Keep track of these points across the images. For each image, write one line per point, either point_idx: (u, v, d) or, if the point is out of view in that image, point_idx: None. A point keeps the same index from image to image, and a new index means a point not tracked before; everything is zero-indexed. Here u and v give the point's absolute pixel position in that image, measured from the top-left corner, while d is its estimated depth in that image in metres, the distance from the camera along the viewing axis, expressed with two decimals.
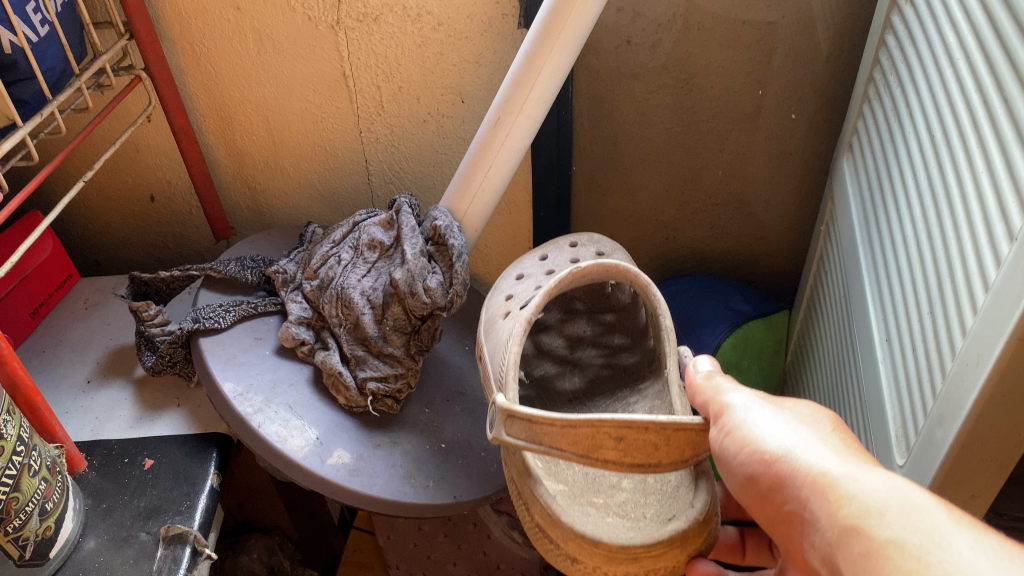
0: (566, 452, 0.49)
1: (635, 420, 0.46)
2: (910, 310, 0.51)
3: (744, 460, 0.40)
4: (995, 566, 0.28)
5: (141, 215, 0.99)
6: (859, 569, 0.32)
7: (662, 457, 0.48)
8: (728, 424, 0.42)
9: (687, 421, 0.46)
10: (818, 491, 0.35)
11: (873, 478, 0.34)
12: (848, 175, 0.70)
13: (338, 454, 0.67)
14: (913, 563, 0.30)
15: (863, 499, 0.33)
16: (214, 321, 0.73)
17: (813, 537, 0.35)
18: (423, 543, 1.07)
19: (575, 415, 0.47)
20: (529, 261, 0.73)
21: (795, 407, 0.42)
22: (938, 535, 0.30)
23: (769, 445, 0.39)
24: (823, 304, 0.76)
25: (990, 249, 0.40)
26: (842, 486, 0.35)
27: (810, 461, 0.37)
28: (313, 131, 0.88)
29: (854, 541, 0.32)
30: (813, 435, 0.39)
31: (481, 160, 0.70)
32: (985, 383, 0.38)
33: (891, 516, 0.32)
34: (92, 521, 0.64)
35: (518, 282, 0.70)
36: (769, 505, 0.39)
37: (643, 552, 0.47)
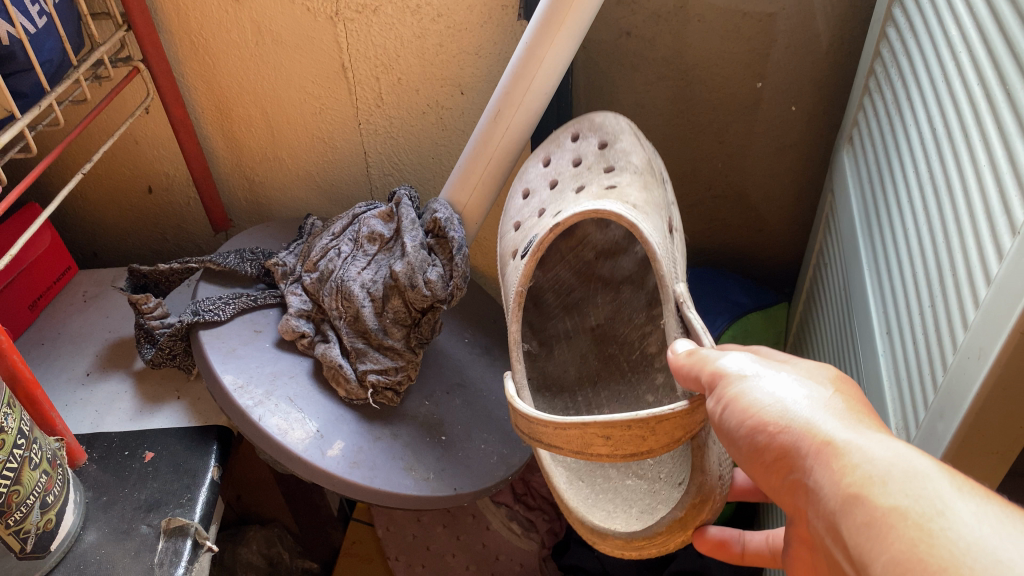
0: (563, 449, 0.50)
1: (615, 420, 0.46)
2: (911, 302, 0.51)
3: (748, 431, 0.39)
4: (1002, 534, 0.28)
5: (139, 206, 0.98)
6: (863, 540, 0.31)
7: (652, 444, 0.47)
8: (729, 393, 0.41)
9: (666, 411, 0.46)
10: (823, 459, 0.35)
11: (876, 444, 0.33)
12: (849, 167, 0.70)
13: (338, 447, 0.67)
14: (917, 532, 0.29)
15: (867, 467, 0.32)
16: (214, 313, 0.73)
17: (818, 508, 0.34)
18: (422, 534, 1.08)
19: (561, 418, 0.48)
20: (533, 169, 0.71)
21: (794, 369, 0.41)
22: (939, 501, 0.30)
23: (774, 413, 0.38)
24: (823, 297, 0.76)
25: (992, 242, 0.40)
26: (847, 454, 0.34)
27: (814, 428, 0.36)
28: (312, 123, 0.88)
29: (858, 509, 0.32)
30: (816, 399, 0.38)
31: (483, 151, 0.70)
32: (987, 375, 0.38)
33: (894, 485, 0.31)
34: (93, 513, 0.65)
35: (525, 201, 0.69)
36: (775, 475, 0.38)
37: (644, 541, 0.49)
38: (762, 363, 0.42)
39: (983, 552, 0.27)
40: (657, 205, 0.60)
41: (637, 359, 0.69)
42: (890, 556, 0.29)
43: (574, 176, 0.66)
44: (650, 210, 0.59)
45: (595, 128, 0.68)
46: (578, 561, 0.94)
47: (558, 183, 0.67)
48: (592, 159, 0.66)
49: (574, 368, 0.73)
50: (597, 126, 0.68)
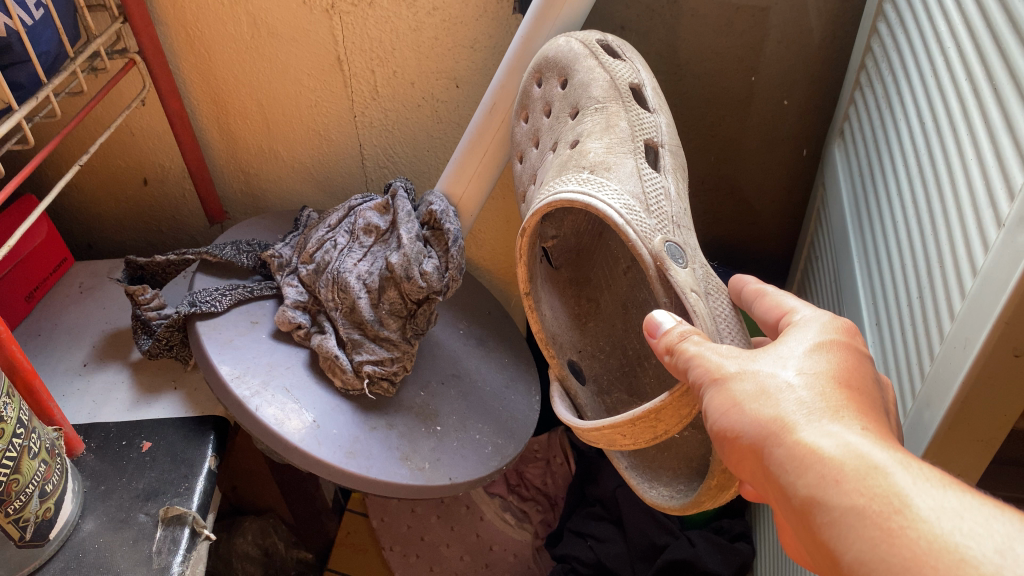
0: (603, 445, 0.54)
1: (621, 421, 0.49)
2: (900, 294, 0.52)
3: (716, 427, 0.40)
4: (959, 530, 0.29)
5: (134, 198, 0.99)
6: (827, 537, 0.32)
7: (667, 429, 0.48)
8: (697, 385, 0.42)
9: (659, 401, 0.46)
10: (781, 461, 0.36)
11: (830, 443, 0.34)
12: (839, 161, 0.71)
13: (333, 436, 0.68)
14: (880, 531, 0.30)
15: (823, 470, 0.33)
16: (210, 304, 0.73)
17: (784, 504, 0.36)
18: (417, 526, 1.10)
19: (584, 425, 0.53)
20: (517, 125, 0.67)
21: (766, 351, 0.41)
22: (896, 498, 0.31)
23: (729, 409, 0.39)
24: (813, 289, 0.77)
25: (978, 234, 0.41)
26: (803, 456, 0.35)
27: (770, 428, 0.37)
28: (307, 115, 0.88)
29: (817, 513, 0.33)
30: (774, 387, 0.38)
31: (479, 143, 0.71)
32: (973, 365, 0.39)
33: (849, 484, 0.32)
34: (90, 503, 0.65)
35: (523, 165, 0.66)
36: (746, 467, 0.39)
37: (698, 506, 0.51)
38: (726, 347, 0.42)
39: (945, 551, 0.28)
40: (626, 148, 0.55)
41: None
42: (854, 555, 0.31)
43: (551, 129, 0.62)
44: (615, 162, 0.54)
45: (550, 64, 0.62)
46: (571, 550, 0.95)
47: (540, 139, 0.64)
48: (559, 104, 0.62)
49: (618, 321, 0.71)
50: (551, 63, 0.62)
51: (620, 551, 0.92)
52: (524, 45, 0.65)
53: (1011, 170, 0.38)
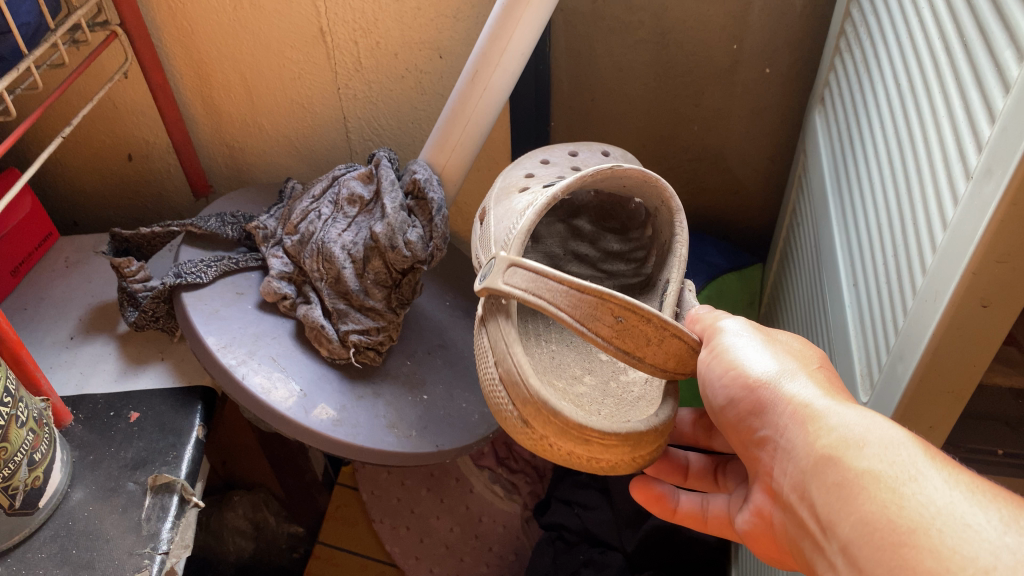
0: (562, 312, 0.49)
1: (642, 309, 0.48)
2: (876, 254, 0.53)
3: (738, 387, 0.46)
4: (966, 501, 0.32)
5: (120, 173, 0.99)
6: (839, 493, 0.36)
7: (646, 354, 0.50)
8: (722, 358, 0.48)
9: (683, 330, 0.50)
10: (801, 421, 0.41)
11: (849, 408, 0.40)
12: (819, 127, 0.71)
13: (322, 406, 0.69)
14: (890, 495, 0.34)
15: (842, 431, 0.38)
16: (195, 276, 0.73)
17: (794, 464, 0.40)
18: (406, 498, 1.12)
19: (589, 283, 0.49)
20: (558, 152, 0.74)
21: (785, 346, 0.47)
22: (912, 467, 0.34)
23: (754, 372, 0.45)
24: (795, 256, 0.77)
25: (949, 189, 0.41)
26: (824, 419, 0.40)
27: (792, 392, 0.43)
28: (291, 88, 0.88)
29: (832, 470, 0.37)
30: (799, 367, 0.45)
31: (460, 111, 0.70)
32: (942, 316, 0.40)
33: (871, 448, 0.36)
34: (79, 472, 0.66)
35: (542, 164, 0.72)
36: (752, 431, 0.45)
37: (598, 436, 0.48)
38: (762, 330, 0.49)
39: (952, 516, 0.32)
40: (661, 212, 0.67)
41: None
42: (862, 515, 0.34)
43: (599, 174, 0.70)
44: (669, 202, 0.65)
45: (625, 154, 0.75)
46: (559, 519, 0.96)
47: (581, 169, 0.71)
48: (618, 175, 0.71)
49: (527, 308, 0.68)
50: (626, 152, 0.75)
51: (606, 518, 0.92)
52: (506, 10, 0.64)
53: (980, 124, 0.39)
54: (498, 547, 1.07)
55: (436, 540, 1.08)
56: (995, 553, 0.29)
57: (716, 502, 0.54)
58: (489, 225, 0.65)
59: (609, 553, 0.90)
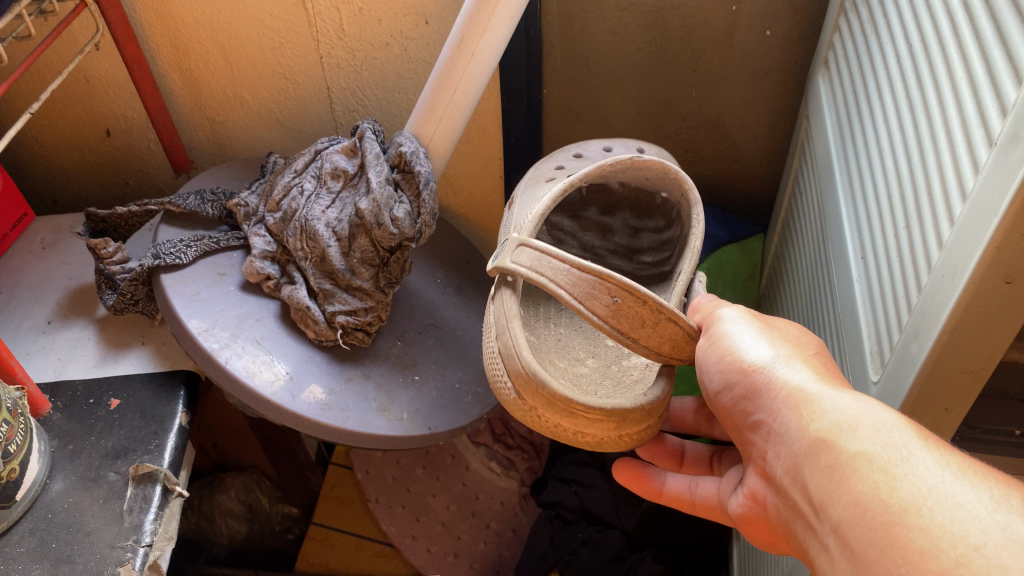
0: (562, 289, 0.49)
1: (637, 290, 0.48)
2: (886, 226, 0.50)
3: (730, 372, 0.44)
4: (957, 481, 0.31)
5: (98, 149, 0.95)
6: (829, 477, 0.35)
7: (641, 336, 0.49)
8: (719, 345, 0.46)
9: (679, 316, 0.49)
10: (792, 404, 0.39)
11: (843, 393, 0.38)
12: (823, 92, 0.68)
13: (311, 389, 0.66)
14: (881, 476, 0.33)
15: (836, 415, 0.37)
16: (175, 256, 0.70)
17: (785, 446, 0.39)
18: (402, 476, 1.09)
19: (590, 263, 0.49)
20: (595, 147, 0.73)
21: (783, 332, 0.46)
22: (904, 449, 0.33)
23: (749, 356, 0.44)
24: (798, 227, 0.74)
25: (969, 157, 0.38)
26: (817, 402, 0.38)
27: (785, 375, 0.41)
28: (272, 58, 0.85)
29: (823, 453, 0.36)
30: (794, 352, 0.43)
31: (446, 79, 0.66)
32: (961, 294, 0.37)
33: (863, 431, 0.35)
34: (58, 463, 0.64)
35: (575, 158, 0.71)
36: (744, 415, 0.43)
37: (583, 410, 0.47)
38: (759, 316, 0.47)
39: (943, 494, 0.31)
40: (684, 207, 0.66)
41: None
42: (852, 497, 0.33)
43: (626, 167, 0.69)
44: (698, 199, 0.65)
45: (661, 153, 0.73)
46: (556, 497, 0.93)
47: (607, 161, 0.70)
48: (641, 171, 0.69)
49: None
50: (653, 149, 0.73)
51: (604, 496, 0.90)
52: None
53: (1004, 87, 0.36)
54: (496, 524, 1.06)
55: (434, 518, 1.06)
56: (985, 531, 0.29)
57: (705, 485, 0.53)
58: (511, 212, 0.66)
59: (608, 531, 0.88)
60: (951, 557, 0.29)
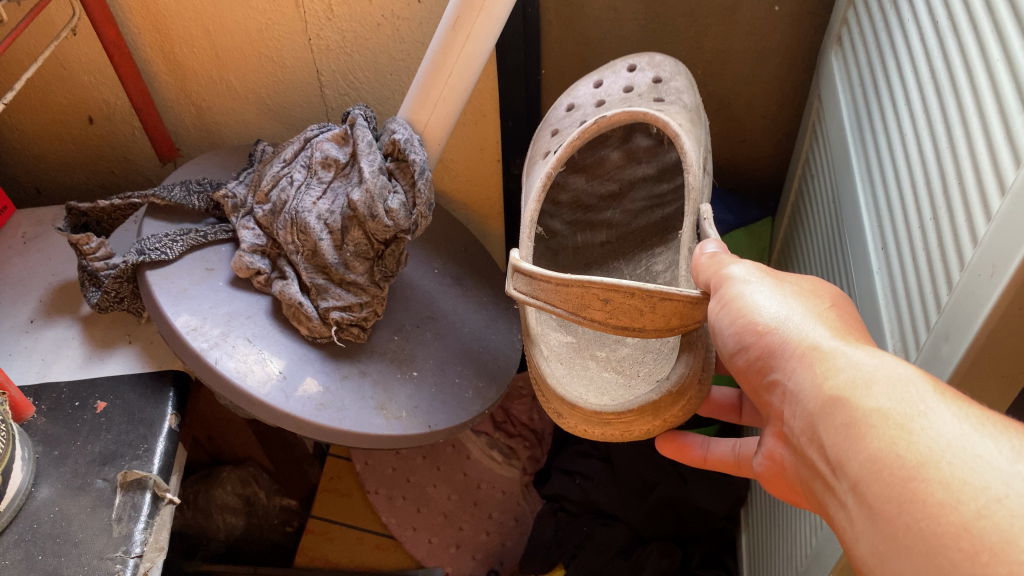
0: (558, 309, 0.49)
1: (619, 286, 0.45)
2: (910, 216, 0.47)
3: (737, 332, 0.39)
4: (977, 433, 0.27)
5: (81, 137, 0.92)
6: (843, 437, 0.30)
7: (646, 322, 0.46)
8: (726, 303, 0.41)
9: (674, 290, 0.44)
10: (807, 361, 0.34)
11: (859, 350, 0.33)
12: (838, 70, 0.65)
13: (305, 387, 0.64)
14: (896, 432, 0.28)
15: (850, 371, 0.32)
16: (160, 252, 0.67)
17: (797, 407, 0.34)
18: (402, 467, 1.08)
19: (566, 275, 0.47)
20: (582, 88, 0.74)
21: (797, 286, 0.40)
22: (923, 404, 0.29)
23: (760, 315, 0.38)
24: (809, 212, 0.71)
25: (1009, 148, 0.36)
26: (833, 358, 0.33)
27: (799, 332, 0.36)
28: (259, 41, 0.81)
29: (837, 412, 0.31)
30: (809, 307, 0.38)
31: (442, 63, 0.63)
32: (1000, 296, 0.34)
33: (879, 388, 0.30)
34: (43, 469, 0.62)
35: (568, 113, 0.72)
36: (756, 376, 0.38)
37: (614, 417, 0.48)
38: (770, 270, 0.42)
39: (963, 447, 0.26)
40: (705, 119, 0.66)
41: (640, 273, 0.71)
42: (867, 455, 0.28)
43: (622, 100, 0.70)
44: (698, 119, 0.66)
45: (654, 66, 0.72)
46: (560, 489, 0.91)
47: (604, 102, 0.70)
48: (645, 90, 0.70)
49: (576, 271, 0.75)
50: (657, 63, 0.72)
51: (609, 488, 0.87)
52: None
53: None
54: (498, 514, 1.04)
55: (434, 509, 1.04)
56: (1008, 482, 0.25)
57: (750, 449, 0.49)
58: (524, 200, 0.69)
59: (614, 525, 0.86)
60: (971, 510, 0.25)
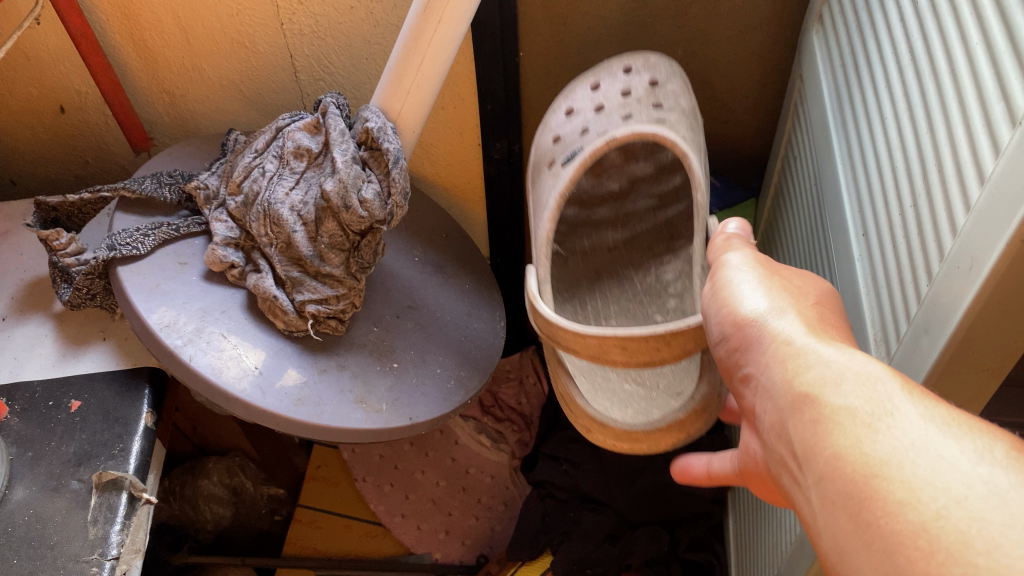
0: (578, 354, 0.49)
1: (636, 333, 0.46)
2: (890, 202, 0.46)
3: (722, 323, 0.38)
4: (942, 433, 0.26)
5: (53, 127, 0.90)
6: (809, 433, 0.29)
7: (664, 355, 0.47)
8: (715, 292, 0.40)
9: (685, 324, 0.46)
10: (780, 357, 0.33)
11: (831, 346, 0.32)
12: (819, 49, 0.63)
13: (281, 382, 0.63)
14: (862, 429, 0.27)
15: (821, 368, 0.31)
16: (132, 247, 0.65)
17: (768, 401, 0.33)
18: (390, 454, 1.07)
19: (585, 328, 0.47)
20: (578, 92, 0.70)
21: (784, 278, 0.39)
22: (890, 403, 0.28)
23: (743, 307, 0.37)
24: (792, 194, 0.70)
25: (988, 136, 0.35)
26: (804, 354, 0.32)
27: (779, 325, 0.35)
28: (231, 27, 0.79)
29: (806, 408, 0.30)
30: (793, 300, 0.36)
31: (414, 49, 0.61)
32: (981, 289, 0.33)
33: (848, 386, 0.29)
34: (18, 471, 0.61)
35: (567, 118, 0.68)
36: (736, 370, 0.37)
37: (644, 437, 0.50)
38: (767, 261, 0.41)
39: (927, 447, 0.26)
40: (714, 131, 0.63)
41: (650, 284, 0.71)
42: (832, 452, 0.28)
43: (622, 105, 0.66)
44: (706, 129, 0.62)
45: (648, 67, 0.69)
46: (546, 475, 0.91)
47: (604, 108, 0.67)
48: (642, 94, 0.66)
49: (586, 280, 0.72)
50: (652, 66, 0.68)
51: (597, 475, 0.87)
52: None
53: None
54: (487, 498, 1.03)
55: (423, 495, 1.04)
56: (966, 484, 0.24)
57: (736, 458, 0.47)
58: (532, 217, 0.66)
59: (601, 511, 0.86)
60: (930, 510, 0.24)
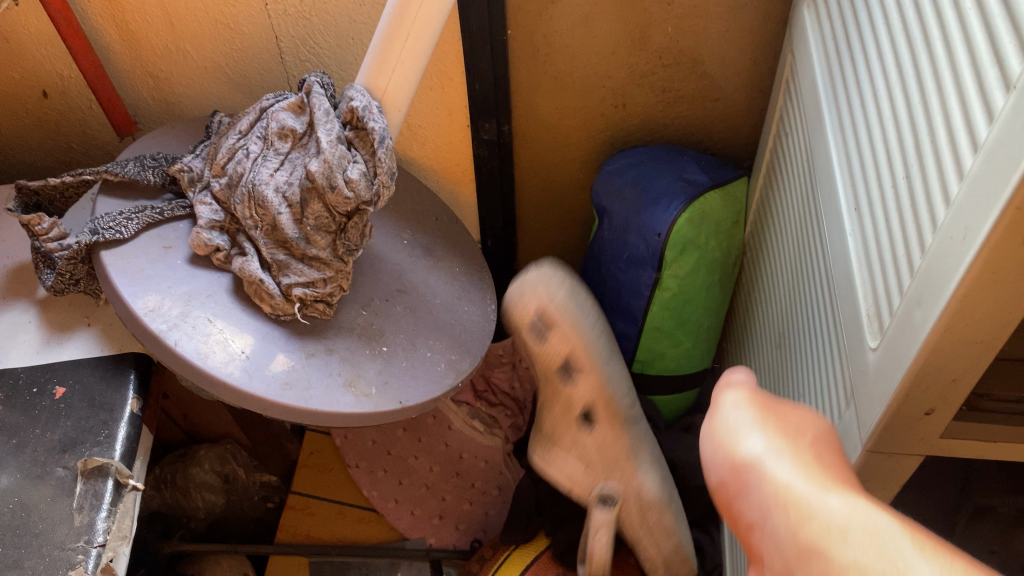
0: None
1: None
2: (883, 176, 0.45)
3: (718, 462, 0.35)
4: None
5: (36, 112, 0.89)
6: None
7: None
8: (709, 429, 0.37)
9: None
10: (780, 505, 0.31)
11: (832, 494, 0.30)
12: (810, 24, 0.62)
13: (268, 366, 0.62)
14: None
15: (823, 518, 0.29)
16: (114, 231, 0.64)
17: (771, 552, 0.31)
18: (383, 440, 1.06)
19: None
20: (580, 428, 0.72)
21: (783, 410, 0.36)
22: (902, 562, 0.27)
23: (740, 448, 0.34)
24: (783, 172, 0.70)
25: (982, 102, 0.34)
26: (805, 506, 0.30)
27: (777, 470, 0.33)
28: (214, 6, 0.78)
29: (814, 563, 0.29)
30: (789, 440, 0.34)
31: (398, 26, 0.60)
32: (975, 258, 0.33)
33: (853, 543, 0.28)
34: (3, 459, 0.60)
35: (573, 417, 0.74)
36: (731, 513, 0.34)
37: None
38: (766, 400, 0.37)
39: None
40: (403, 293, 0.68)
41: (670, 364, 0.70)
42: None
43: None
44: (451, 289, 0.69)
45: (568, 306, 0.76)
46: None
47: None
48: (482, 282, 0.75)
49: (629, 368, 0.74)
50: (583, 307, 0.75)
51: None
52: None
53: None
54: (481, 483, 1.03)
55: (416, 480, 1.03)
56: None
57: None
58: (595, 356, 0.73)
59: None
60: None
